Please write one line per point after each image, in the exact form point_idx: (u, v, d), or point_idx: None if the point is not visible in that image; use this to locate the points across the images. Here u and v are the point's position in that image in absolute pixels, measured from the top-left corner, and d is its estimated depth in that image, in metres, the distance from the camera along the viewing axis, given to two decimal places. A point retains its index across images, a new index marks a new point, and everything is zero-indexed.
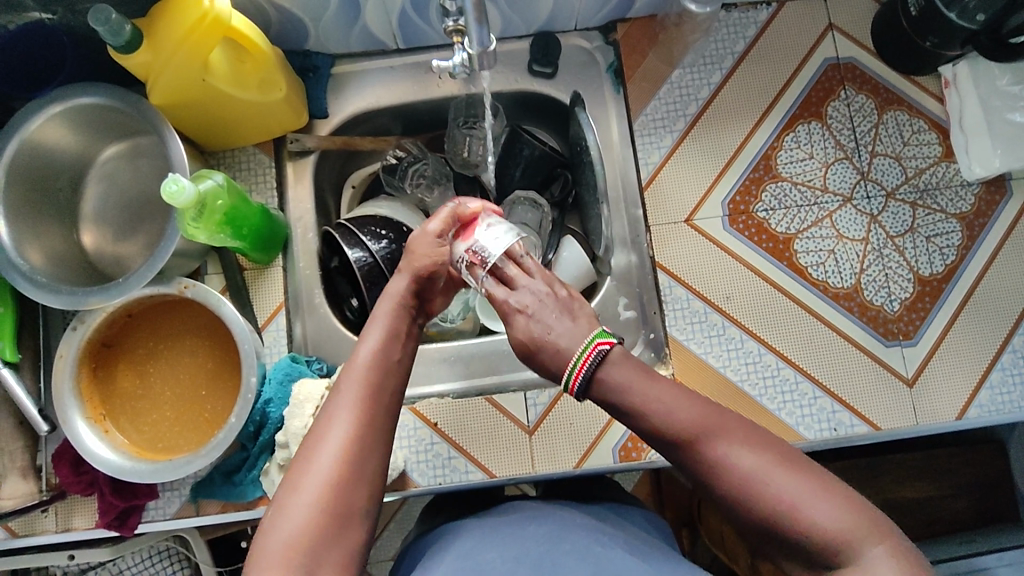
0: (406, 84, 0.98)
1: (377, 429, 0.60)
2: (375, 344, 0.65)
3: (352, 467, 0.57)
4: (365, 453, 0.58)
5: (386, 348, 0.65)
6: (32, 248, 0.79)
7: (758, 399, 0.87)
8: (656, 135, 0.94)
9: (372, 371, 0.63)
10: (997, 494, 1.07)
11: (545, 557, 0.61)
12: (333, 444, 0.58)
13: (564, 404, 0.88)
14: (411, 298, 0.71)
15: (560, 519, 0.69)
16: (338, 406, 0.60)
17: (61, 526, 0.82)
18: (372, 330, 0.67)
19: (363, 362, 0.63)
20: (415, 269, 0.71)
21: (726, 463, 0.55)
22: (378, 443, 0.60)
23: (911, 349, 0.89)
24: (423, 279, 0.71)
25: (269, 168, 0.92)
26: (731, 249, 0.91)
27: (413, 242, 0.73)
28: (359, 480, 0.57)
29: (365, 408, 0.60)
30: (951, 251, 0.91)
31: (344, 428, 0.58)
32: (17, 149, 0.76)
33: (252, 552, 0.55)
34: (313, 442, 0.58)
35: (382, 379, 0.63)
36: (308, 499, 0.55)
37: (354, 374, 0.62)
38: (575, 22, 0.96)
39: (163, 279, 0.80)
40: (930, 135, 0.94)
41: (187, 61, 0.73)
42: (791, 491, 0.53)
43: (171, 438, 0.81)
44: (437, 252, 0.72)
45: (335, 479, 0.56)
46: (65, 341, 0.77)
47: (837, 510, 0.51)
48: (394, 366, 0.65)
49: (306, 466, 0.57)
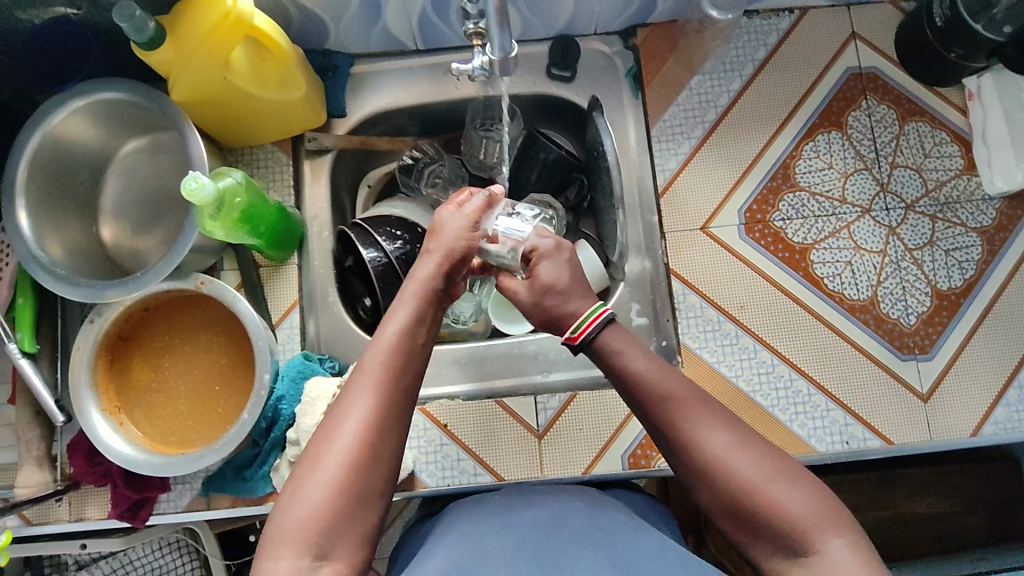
0: (425, 85, 0.98)
1: (396, 415, 0.60)
2: (400, 325, 0.63)
3: (370, 450, 0.57)
4: (383, 436, 0.58)
5: (409, 330, 0.63)
6: (53, 241, 0.80)
7: (770, 410, 0.86)
8: (674, 141, 0.94)
9: (397, 354, 0.61)
10: (1011, 513, 1.06)
11: (548, 543, 0.63)
12: (351, 427, 0.57)
13: (574, 409, 0.88)
14: (440, 281, 0.68)
15: (558, 501, 0.70)
16: (358, 389, 0.59)
17: (75, 516, 0.83)
18: (398, 310, 0.65)
19: (386, 345, 0.62)
20: (446, 250, 0.69)
21: (700, 440, 0.60)
22: (397, 428, 0.59)
23: (927, 363, 0.88)
24: (455, 262, 0.69)
25: (287, 166, 0.92)
26: (745, 258, 0.90)
27: (444, 224, 0.72)
28: (377, 465, 0.58)
29: (385, 392, 0.59)
30: (970, 265, 0.90)
31: (362, 411, 0.58)
32: (40, 143, 0.77)
33: (268, 527, 0.56)
34: (333, 424, 0.58)
35: (404, 362, 0.61)
36: (325, 480, 0.56)
37: (374, 357, 0.61)
38: (595, 26, 0.96)
39: (180, 274, 0.81)
40: (952, 147, 0.92)
41: (208, 59, 0.73)
42: (757, 471, 0.57)
43: (184, 432, 0.81)
44: (470, 234, 0.71)
45: (352, 463, 0.56)
46: (83, 333, 0.78)
47: (801, 493, 0.56)
48: (417, 350, 0.63)
49: (321, 448, 0.57)
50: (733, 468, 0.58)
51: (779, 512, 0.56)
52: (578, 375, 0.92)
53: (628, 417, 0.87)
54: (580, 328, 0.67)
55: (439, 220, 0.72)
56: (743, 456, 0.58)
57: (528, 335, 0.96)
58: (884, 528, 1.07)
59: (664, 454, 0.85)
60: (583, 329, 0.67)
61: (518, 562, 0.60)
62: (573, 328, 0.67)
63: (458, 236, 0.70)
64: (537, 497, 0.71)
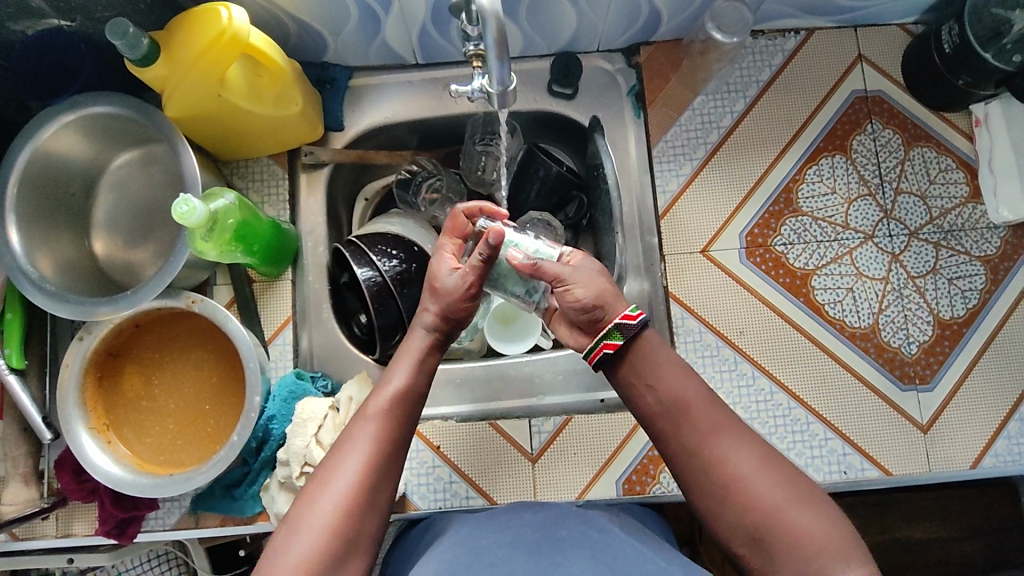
0: (424, 99, 0.96)
1: (392, 462, 0.64)
2: (402, 377, 0.67)
3: (365, 495, 0.60)
4: (378, 483, 0.62)
5: (409, 382, 0.68)
6: (42, 256, 0.78)
7: (767, 437, 0.85)
8: (675, 162, 0.92)
9: (396, 404, 0.66)
10: (1007, 540, 1.05)
11: (546, 539, 0.64)
12: (350, 470, 0.61)
13: (569, 433, 0.87)
14: (440, 337, 0.72)
15: (557, 508, 0.72)
16: (360, 434, 0.63)
17: (61, 531, 0.82)
18: (400, 362, 0.69)
19: (389, 395, 0.66)
20: (444, 313, 0.71)
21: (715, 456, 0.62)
22: (390, 475, 0.63)
23: (927, 393, 0.86)
24: (449, 322, 0.72)
25: (283, 180, 0.91)
26: (746, 282, 0.89)
27: (441, 286, 0.72)
28: (371, 509, 0.61)
29: (384, 439, 0.63)
30: (973, 295, 0.88)
31: (361, 456, 0.62)
32: (30, 157, 0.76)
33: (261, 565, 0.57)
34: (332, 466, 0.61)
35: (402, 413, 0.66)
36: (322, 521, 0.58)
37: (377, 405, 0.65)
38: (598, 43, 0.94)
39: (171, 292, 0.79)
40: (958, 174, 0.91)
41: (202, 76, 0.72)
42: (777, 496, 0.58)
43: (173, 451, 0.80)
44: (467, 299, 0.72)
45: (348, 505, 0.59)
46: (72, 350, 0.77)
47: (819, 518, 0.57)
48: (417, 402, 0.68)
49: (321, 488, 0.60)
50: (752, 493, 0.59)
51: (798, 537, 0.56)
52: (574, 398, 0.91)
53: (624, 442, 0.86)
54: (593, 351, 0.68)
55: (437, 281, 0.72)
56: (763, 482, 0.59)
57: (525, 355, 0.94)
58: (880, 553, 1.06)
59: (659, 480, 0.84)
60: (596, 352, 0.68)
61: None
62: (632, 308, 0.67)
63: (453, 305, 0.71)
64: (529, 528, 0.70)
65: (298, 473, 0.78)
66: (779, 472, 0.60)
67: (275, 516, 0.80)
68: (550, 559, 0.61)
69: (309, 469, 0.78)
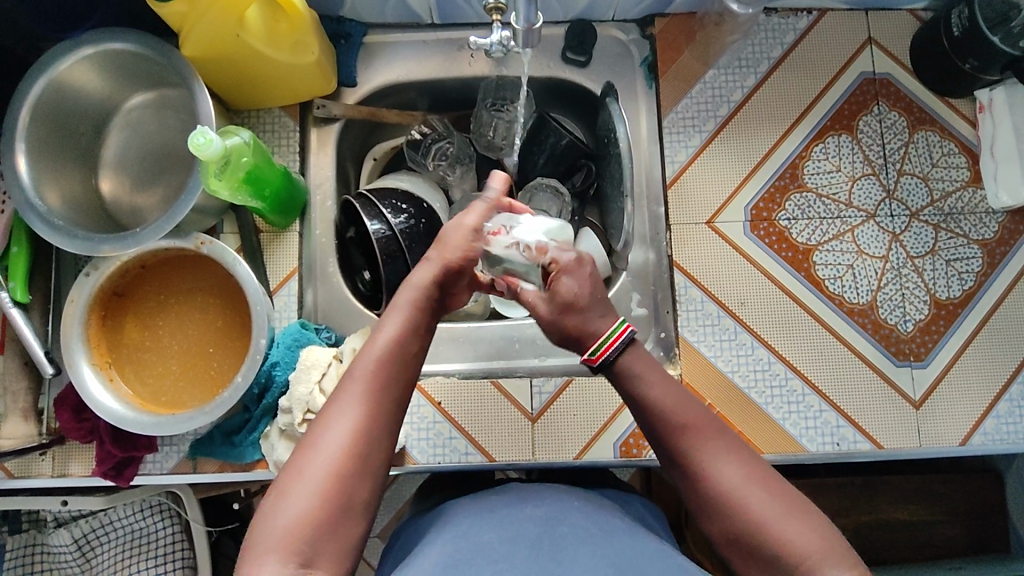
0: (437, 60, 0.97)
1: (384, 423, 0.60)
2: (394, 333, 0.64)
3: (356, 455, 0.58)
4: (371, 440, 0.59)
5: (403, 338, 0.64)
6: (51, 190, 0.78)
7: (764, 407, 0.87)
8: (685, 133, 0.93)
9: (387, 360, 0.62)
10: (989, 524, 1.07)
11: (545, 538, 0.63)
12: (338, 432, 0.58)
13: (569, 394, 0.88)
14: (434, 290, 0.68)
15: (557, 501, 0.71)
16: (349, 392, 0.60)
17: (58, 471, 0.82)
18: (391, 317, 0.65)
19: (379, 351, 0.63)
20: (444, 261, 0.69)
21: (717, 469, 0.61)
22: (383, 435, 0.60)
23: (921, 370, 0.88)
24: (452, 272, 0.69)
25: (294, 132, 0.91)
26: (749, 255, 0.91)
27: (447, 231, 0.72)
28: (363, 471, 0.58)
29: (377, 397, 0.61)
30: (969, 276, 0.90)
31: (351, 416, 0.59)
32: (44, 89, 0.75)
33: (252, 535, 0.56)
34: (320, 428, 0.59)
35: (394, 369, 0.63)
36: (310, 485, 0.56)
37: (365, 362, 0.62)
38: (613, 13, 0.95)
39: (180, 233, 0.79)
40: (960, 158, 0.93)
41: (222, 14, 0.72)
42: (770, 508, 0.58)
43: (175, 393, 0.80)
44: (469, 246, 0.70)
45: (338, 470, 0.57)
46: (77, 286, 0.77)
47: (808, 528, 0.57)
48: (410, 356, 0.64)
49: (308, 451, 0.58)
50: (744, 507, 0.58)
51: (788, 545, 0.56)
52: (575, 361, 0.92)
53: (624, 405, 0.87)
54: (601, 348, 0.67)
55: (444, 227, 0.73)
56: (755, 495, 0.59)
57: (528, 319, 0.95)
58: (865, 532, 1.08)
59: None
60: (604, 349, 0.67)
61: (514, 557, 0.60)
62: (597, 346, 0.67)
63: (453, 252, 0.70)
64: (536, 497, 0.72)
65: (299, 420, 0.79)
66: (772, 486, 0.60)
67: (275, 464, 0.80)
68: (550, 555, 0.61)
69: (311, 415, 0.78)
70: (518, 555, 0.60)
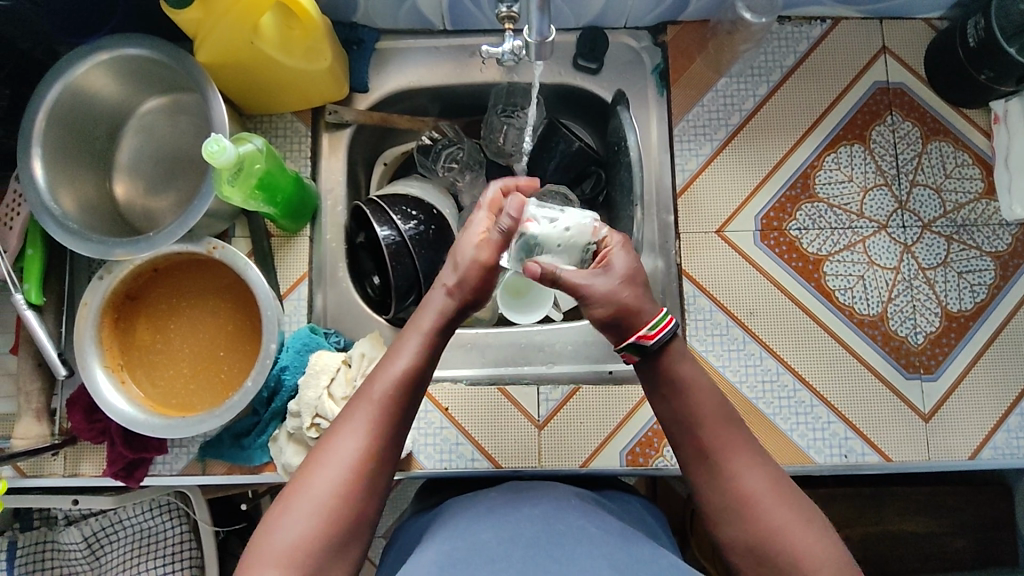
0: (448, 66, 0.97)
1: (391, 447, 0.61)
2: (410, 356, 0.63)
3: (362, 479, 0.59)
4: (377, 465, 0.60)
5: (419, 361, 0.64)
6: (66, 194, 0.79)
7: (772, 418, 0.86)
8: (696, 141, 0.93)
9: (401, 384, 0.62)
10: (998, 537, 1.07)
11: (545, 535, 0.64)
12: (347, 455, 0.59)
13: (576, 402, 0.88)
14: (454, 314, 0.66)
15: (554, 500, 0.71)
16: (362, 414, 0.61)
17: (69, 471, 0.83)
18: (408, 339, 0.65)
19: (394, 377, 0.62)
20: (462, 287, 0.66)
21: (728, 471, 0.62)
22: (390, 459, 0.61)
23: (931, 383, 0.88)
24: (468, 296, 0.67)
25: (306, 137, 0.92)
26: (760, 265, 0.90)
27: (459, 255, 0.68)
28: (367, 494, 0.59)
29: (388, 420, 0.61)
30: (982, 289, 0.90)
31: (360, 440, 0.60)
32: (60, 94, 0.76)
33: (253, 546, 0.57)
34: (329, 447, 0.59)
35: (408, 394, 0.63)
36: (314, 506, 0.57)
37: (379, 385, 0.62)
38: (625, 20, 0.95)
39: (193, 237, 0.80)
40: (973, 170, 0.92)
41: (236, 22, 0.73)
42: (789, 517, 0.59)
43: (186, 396, 0.81)
44: (487, 274, 0.67)
45: (343, 491, 0.58)
46: (91, 289, 0.78)
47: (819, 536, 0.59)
48: (423, 380, 0.64)
49: (316, 471, 0.58)
50: (757, 507, 0.60)
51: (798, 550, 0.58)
52: (582, 369, 0.92)
53: (631, 412, 0.87)
54: (656, 327, 0.64)
55: (459, 249, 0.68)
56: (772, 503, 0.60)
57: (536, 325, 0.95)
58: (872, 543, 1.08)
59: (663, 453, 0.85)
60: (660, 328, 0.64)
61: (514, 555, 0.61)
62: (651, 327, 0.63)
63: (469, 280, 0.66)
64: (534, 496, 0.72)
65: (308, 424, 0.79)
66: (792, 498, 0.61)
67: (283, 468, 0.81)
68: (550, 554, 0.61)
69: (320, 420, 0.79)
70: (518, 549, 0.61)
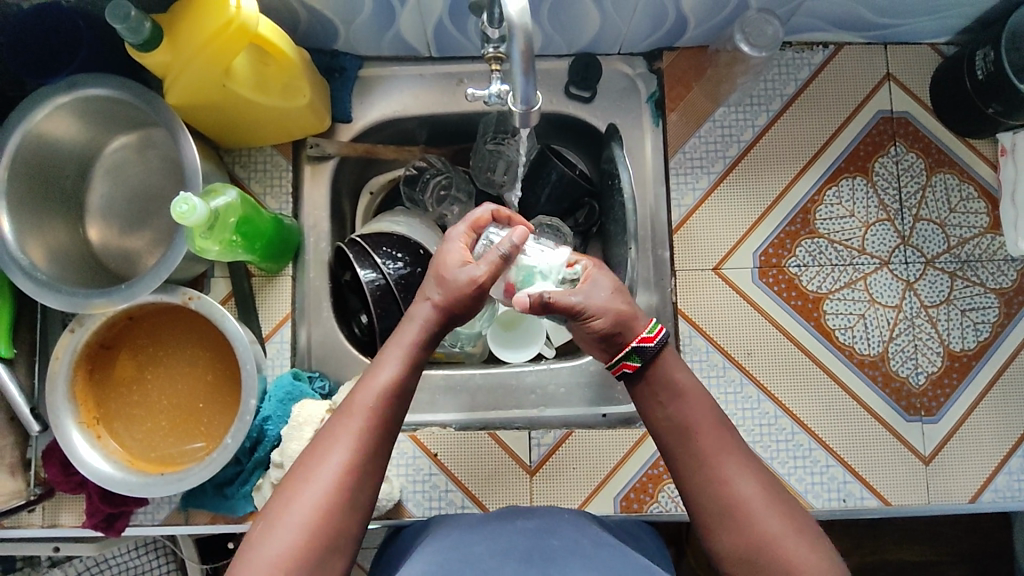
0: (435, 94, 0.93)
1: (374, 461, 0.58)
2: (393, 371, 0.61)
3: (346, 493, 0.56)
4: (361, 479, 0.57)
5: (403, 376, 0.61)
6: (33, 241, 0.75)
7: (768, 462, 0.84)
8: (692, 174, 0.90)
9: (384, 398, 0.59)
10: (994, 566, 1.06)
11: (538, 549, 0.61)
12: (330, 470, 0.56)
13: (568, 447, 0.86)
14: (438, 328, 0.64)
15: (552, 513, 0.69)
16: (345, 428, 0.58)
17: (48, 521, 0.81)
18: (391, 350, 0.62)
19: (378, 389, 0.59)
20: (448, 301, 0.63)
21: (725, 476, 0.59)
22: (373, 475, 0.58)
23: (932, 426, 0.86)
24: (455, 313, 0.64)
25: (286, 171, 0.89)
26: (758, 304, 0.87)
27: (449, 277, 0.63)
28: (351, 510, 0.56)
29: (371, 435, 0.58)
30: (985, 328, 0.87)
31: (342, 453, 0.57)
32: (21, 143, 0.72)
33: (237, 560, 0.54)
34: (312, 460, 0.57)
35: (391, 409, 0.60)
36: (297, 522, 0.54)
37: (362, 399, 0.59)
38: (619, 46, 0.91)
39: (168, 286, 0.77)
40: (979, 203, 0.89)
41: (205, 65, 0.68)
42: (779, 526, 0.57)
43: (165, 449, 0.79)
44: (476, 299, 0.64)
45: (326, 506, 0.55)
46: (62, 342, 0.75)
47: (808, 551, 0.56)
48: (408, 396, 0.61)
49: (300, 485, 0.56)
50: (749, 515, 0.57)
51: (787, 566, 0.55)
52: (575, 413, 0.90)
53: (625, 458, 0.85)
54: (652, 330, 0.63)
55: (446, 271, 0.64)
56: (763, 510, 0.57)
57: (527, 365, 0.92)
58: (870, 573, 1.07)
59: (658, 499, 0.84)
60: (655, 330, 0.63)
61: (510, 561, 0.60)
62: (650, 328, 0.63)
63: (458, 301, 0.63)
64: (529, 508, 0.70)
65: None
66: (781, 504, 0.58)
67: None
68: (542, 567, 0.59)
69: None
70: (511, 562, 0.59)
